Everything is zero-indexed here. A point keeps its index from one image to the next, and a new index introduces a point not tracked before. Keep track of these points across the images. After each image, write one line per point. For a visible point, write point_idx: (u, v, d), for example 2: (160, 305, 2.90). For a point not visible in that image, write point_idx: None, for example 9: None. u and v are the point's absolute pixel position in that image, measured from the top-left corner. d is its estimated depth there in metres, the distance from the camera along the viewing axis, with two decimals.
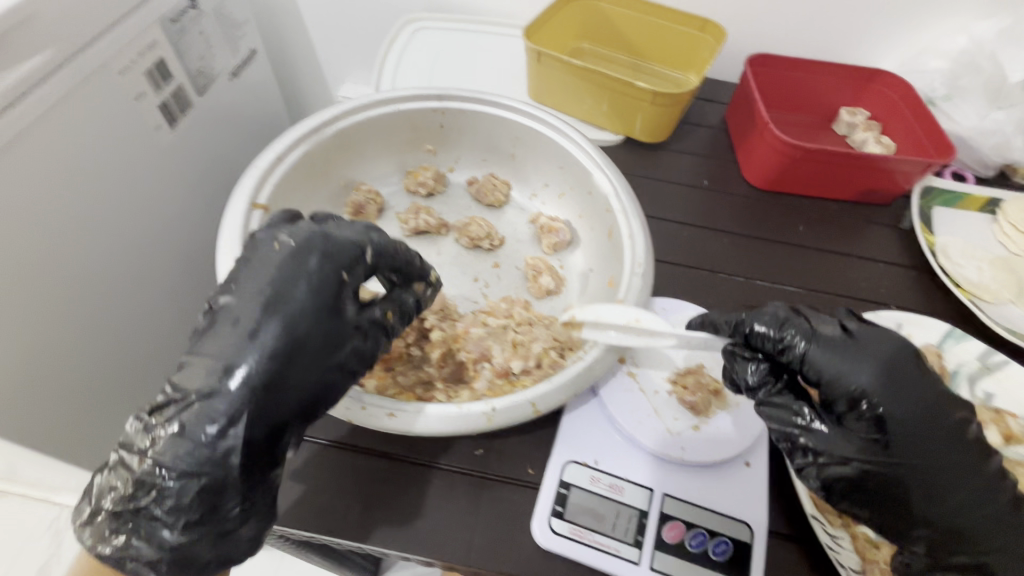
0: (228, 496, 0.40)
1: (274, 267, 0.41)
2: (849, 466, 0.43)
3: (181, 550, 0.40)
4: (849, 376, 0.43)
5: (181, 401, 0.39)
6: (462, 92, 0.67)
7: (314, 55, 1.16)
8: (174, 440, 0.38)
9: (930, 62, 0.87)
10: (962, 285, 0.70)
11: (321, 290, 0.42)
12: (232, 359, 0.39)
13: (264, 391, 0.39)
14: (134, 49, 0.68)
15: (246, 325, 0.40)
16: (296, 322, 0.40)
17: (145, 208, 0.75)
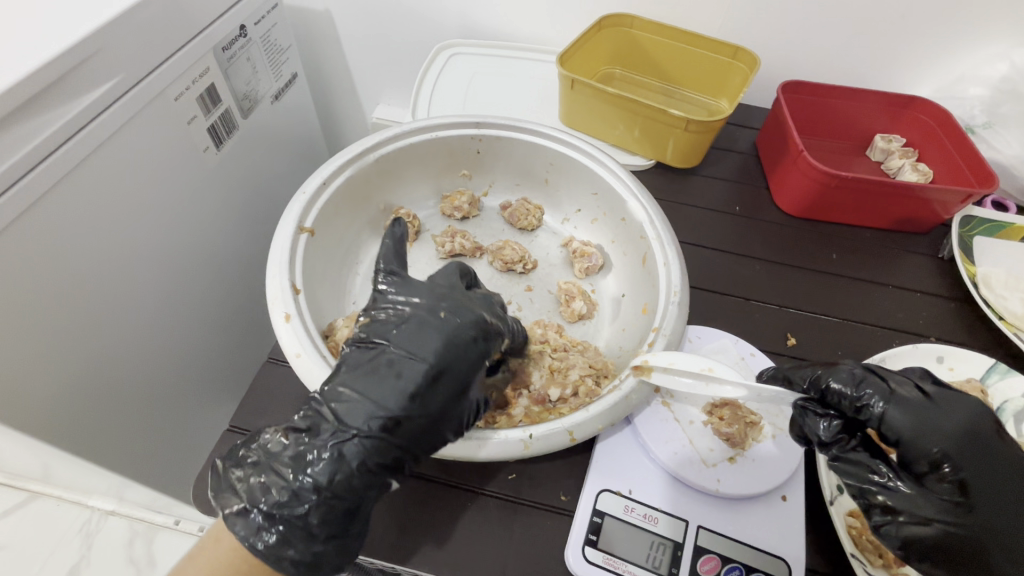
0: (362, 515, 0.43)
1: (440, 339, 0.45)
2: (933, 527, 0.43)
3: (316, 557, 0.42)
4: (930, 437, 0.44)
5: (342, 433, 0.42)
6: (499, 120, 0.68)
7: (350, 78, 1.20)
8: (341, 458, 0.41)
9: (969, 88, 0.86)
10: (1005, 317, 0.68)
11: (471, 367, 0.47)
12: (395, 407, 0.43)
13: (409, 442, 0.43)
14: (189, 77, 0.72)
15: (410, 379, 0.44)
16: (448, 390, 0.45)
17: (193, 226, 0.78)
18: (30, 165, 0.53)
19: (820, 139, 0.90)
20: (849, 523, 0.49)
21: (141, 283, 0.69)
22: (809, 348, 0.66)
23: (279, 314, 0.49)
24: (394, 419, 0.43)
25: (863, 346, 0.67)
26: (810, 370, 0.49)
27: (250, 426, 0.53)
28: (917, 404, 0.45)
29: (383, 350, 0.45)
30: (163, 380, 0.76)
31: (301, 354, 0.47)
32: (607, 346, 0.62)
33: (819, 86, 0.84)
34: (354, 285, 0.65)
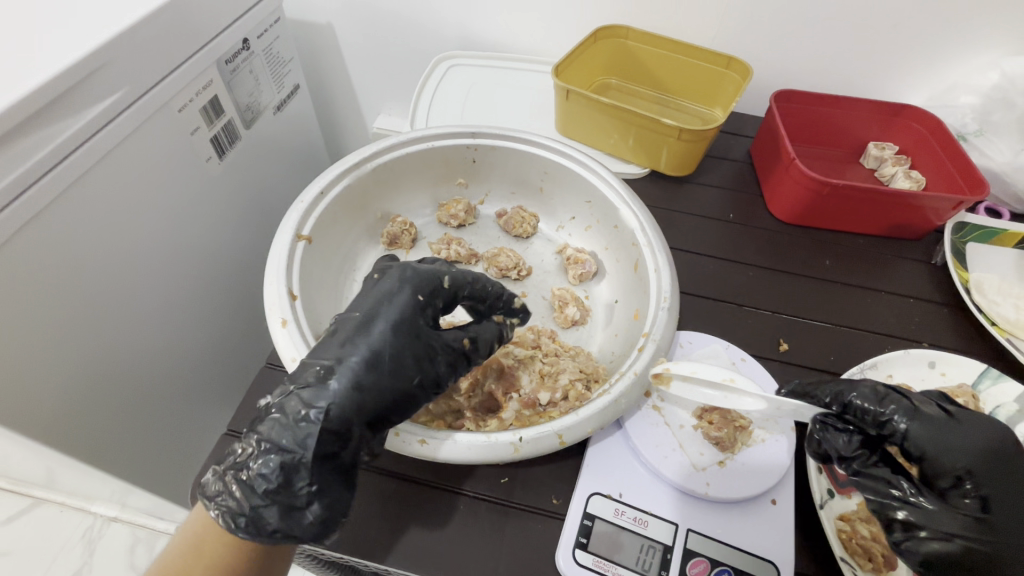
0: (304, 472, 0.42)
1: (376, 296, 0.48)
2: (954, 542, 0.43)
3: (257, 512, 0.41)
4: (954, 454, 0.45)
5: (286, 390, 0.43)
6: (494, 129, 0.70)
7: (352, 89, 1.23)
8: (278, 412, 0.42)
9: (960, 97, 0.87)
10: (998, 323, 0.68)
11: (410, 316, 0.47)
12: (333, 361, 0.44)
13: (348, 392, 0.43)
14: (193, 89, 0.74)
15: (348, 335, 0.45)
16: (387, 340, 0.45)
17: (195, 233, 0.80)
18: (38, 175, 0.54)
19: (813, 147, 0.91)
20: (839, 527, 0.50)
21: (144, 290, 0.70)
22: (801, 352, 0.66)
23: (276, 319, 0.50)
24: (331, 370, 0.43)
25: (855, 351, 0.67)
26: (832, 386, 0.51)
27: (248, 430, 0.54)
28: (940, 421, 0.46)
29: (335, 318, 0.48)
30: (165, 384, 0.77)
31: (295, 358, 0.48)
32: (599, 351, 0.63)
33: (811, 95, 0.85)
34: (351, 291, 0.66)
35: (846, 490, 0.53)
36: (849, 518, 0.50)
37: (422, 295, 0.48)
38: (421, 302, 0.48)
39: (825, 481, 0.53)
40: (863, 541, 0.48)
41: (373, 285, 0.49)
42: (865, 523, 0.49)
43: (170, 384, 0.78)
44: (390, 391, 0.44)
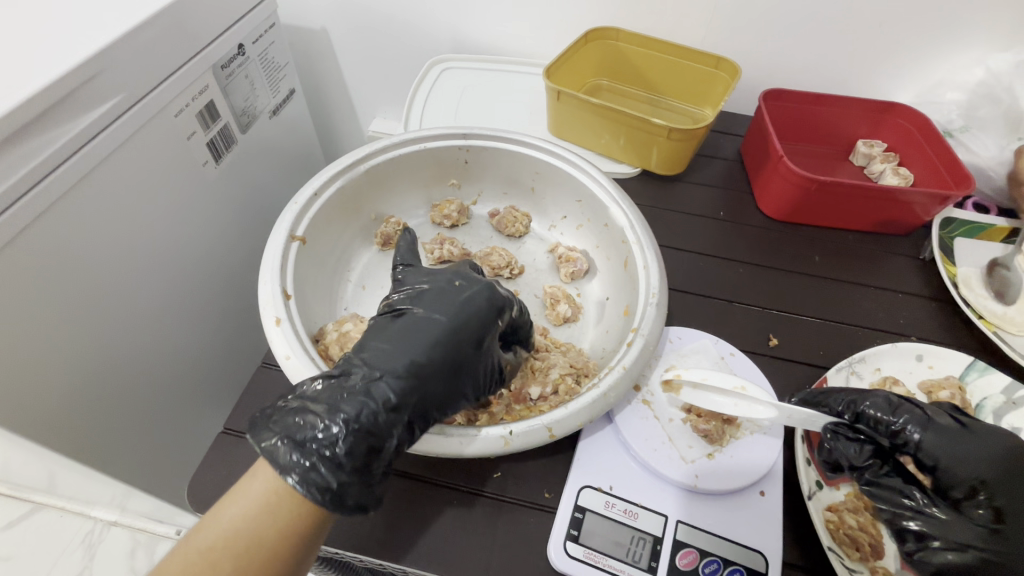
0: (386, 455, 0.44)
1: (456, 297, 0.51)
2: (969, 554, 0.43)
3: (336, 489, 0.41)
4: (967, 463, 0.47)
5: (372, 379, 0.45)
6: (485, 130, 0.71)
7: (346, 93, 1.24)
8: (371, 395, 0.44)
9: (947, 93, 0.88)
10: (985, 317, 0.69)
11: (483, 318, 0.51)
12: (418, 357, 0.47)
13: (424, 386, 0.46)
14: (189, 94, 0.75)
15: (429, 331, 0.48)
16: (463, 341, 0.49)
17: (192, 236, 0.80)
18: (36, 180, 0.55)
19: (802, 145, 0.92)
20: (827, 518, 0.50)
21: (140, 294, 0.71)
22: (791, 347, 0.67)
23: (270, 318, 0.51)
24: (415, 364, 0.46)
25: (844, 346, 0.68)
26: (846, 396, 0.53)
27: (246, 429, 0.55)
28: (953, 431, 0.48)
29: (402, 312, 0.50)
30: (160, 386, 0.78)
31: (290, 356, 0.49)
32: (591, 347, 0.63)
33: (799, 94, 0.86)
34: (346, 291, 0.67)
35: (835, 481, 0.53)
36: (837, 509, 0.51)
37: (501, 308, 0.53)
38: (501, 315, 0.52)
39: (815, 473, 0.53)
40: (850, 531, 0.49)
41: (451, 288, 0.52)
42: (852, 513, 0.50)
43: (165, 387, 0.79)
44: (455, 388, 0.48)
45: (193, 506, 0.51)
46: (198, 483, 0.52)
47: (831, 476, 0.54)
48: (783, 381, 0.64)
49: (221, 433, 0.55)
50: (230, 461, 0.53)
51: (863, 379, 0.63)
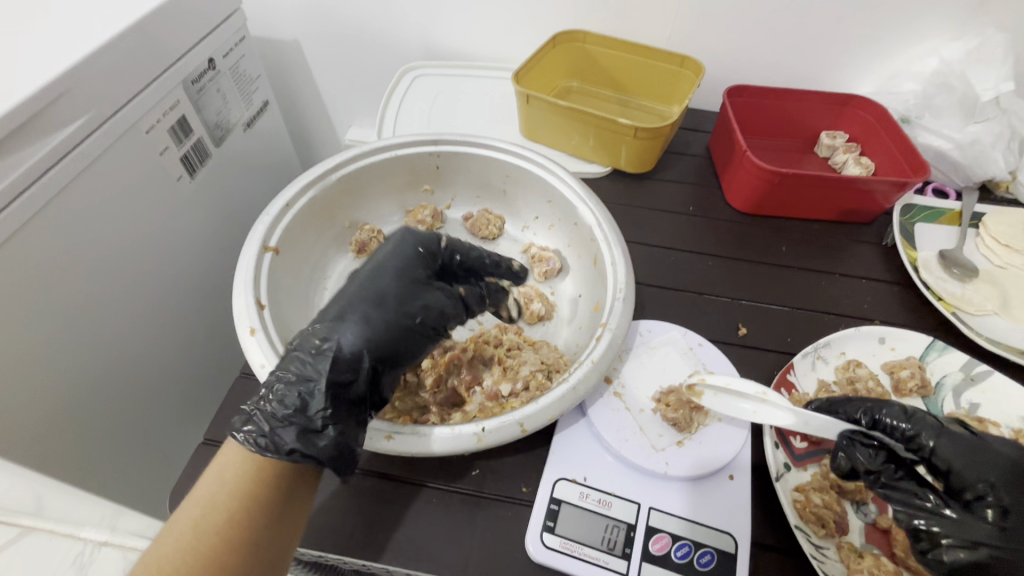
0: (322, 395, 0.46)
1: (382, 252, 0.57)
2: (979, 551, 0.44)
3: (274, 434, 0.44)
4: (980, 468, 0.48)
5: (307, 336, 0.50)
6: (454, 136, 0.72)
7: (321, 103, 1.25)
8: (301, 346, 0.49)
9: (903, 84, 0.91)
10: (945, 298, 0.71)
11: (405, 262, 0.56)
12: (348, 307, 0.52)
13: (357, 325, 0.50)
14: (159, 110, 0.75)
15: (360, 285, 0.54)
16: (390, 285, 0.54)
17: (169, 250, 0.81)
18: (6, 201, 0.55)
19: (768, 139, 0.94)
20: (794, 498, 0.52)
21: (114, 312, 0.71)
22: (759, 335, 0.69)
23: (245, 329, 0.52)
24: (346, 312, 0.51)
25: (811, 332, 0.70)
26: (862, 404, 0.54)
27: (226, 438, 0.56)
28: (967, 437, 0.50)
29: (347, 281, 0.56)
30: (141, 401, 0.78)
31: (264, 365, 0.50)
32: (565, 344, 0.65)
33: (762, 90, 0.89)
34: (322, 299, 0.68)
35: (801, 462, 0.55)
36: (804, 489, 0.53)
37: (421, 245, 0.58)
38: (419, 251, 0.57)
39: (783, 455, 0.55)
40: (817, 510, 0.51)
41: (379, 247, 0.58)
42: (818, 492, 0.52)
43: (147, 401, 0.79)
44: (390, 326, 0.51)
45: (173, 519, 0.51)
46: (179, 495, 0.52)
47: (799, 458, 0.56)
48: (753, 369, 0.66)
49: (201, 444, 0.56)
50: None
51: (829, 364, 0.65)
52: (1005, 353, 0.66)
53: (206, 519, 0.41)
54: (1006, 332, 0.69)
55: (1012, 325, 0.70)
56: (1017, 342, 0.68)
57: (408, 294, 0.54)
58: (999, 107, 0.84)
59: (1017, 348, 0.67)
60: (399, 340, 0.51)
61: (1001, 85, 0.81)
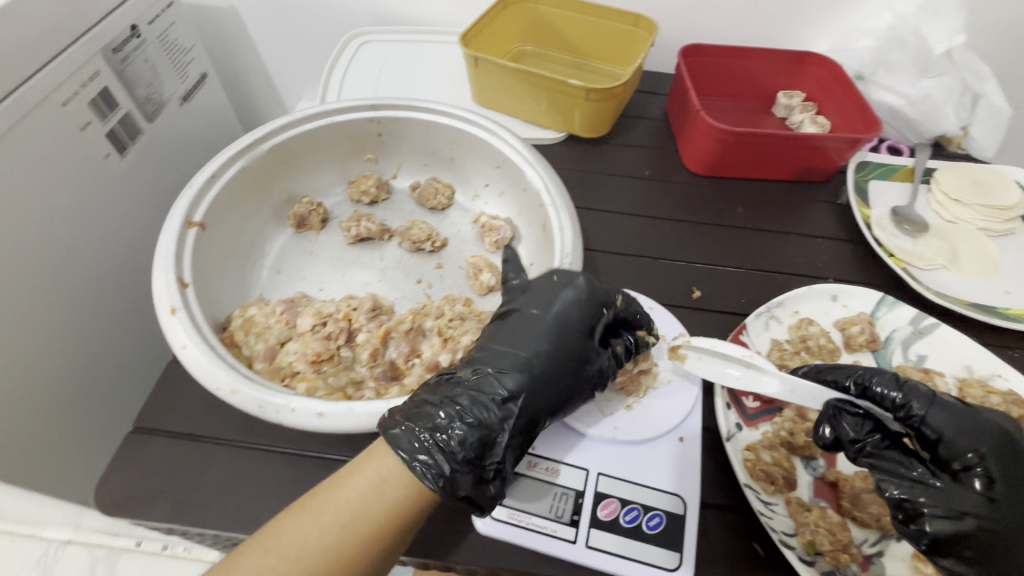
0: (495, 451, 0.45)
1: (552, 292, 0.54)
2: (965, 522, 0.43)
3: (450, 477, 0.42)
4: (969, 438, 0.46)
5: (486, 375, 0.48)
6: (394, 101, 0.69)
7: (267, 74, 1.18)
8: (480, 388, 0.47)
9: (858, 40, 0.89)
10: (896, 254, 0.72)
11: (597, 311, 0.54)
12: (528, 354, 0.50)
13: (533, 379, 0.48)
14: (75, 81, 0.68)
15: (539, 329, 0.52)
16: (569, 335, 0.52)
17: (103, 239, 0.74)
18: None
19: (724, 99, 0.93)
20: (745, 457, 0.51)
21: (42, 307, 0.65)
22: (713, 298, 0.69)
23: (165, 308, 0.50)
24: (517, 358, 0.50)
25: (766, 293, 0.70)
26: (855, 372, 0.53)
27: (156, 425, 0.53)
28: (958, 406, 0.48)
29: (511, 316, 0.53)
30: (86, 397, 0.73)
31: (187, 345, 0.48)
32: None
33: (718, 49, 0.86)
34: (260, 277, 0.65)
35: (754, 422, 0.55)
36: (755, 448, 0.52)
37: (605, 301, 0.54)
38: (605, 307, 0.54)
39: (734, 416, 0.55)
40: (766, 467, 0.50)
41: (545, 281, 0.55)
42: (768, 450, 0.51)
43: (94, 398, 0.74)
44: (567, 382, 0.50)
45: (100, 511, 0.48)
46: (105, 488, 0.49)
47: (752, 418, 0.55)
48: (706, 332, 0.65)
49: (130, 433, 0.53)
50: (140, 463, 0.50)
51: (782, 323, 0.65)
52: (951, 305, 0.67)
53: (357, 523, 0.40)
54: (955, 285, 0.70)
55: (960, 279, 0.71)
56: (963, 295, 0.69)
57: (580, 347, 0.52)
58: (952, 61, 0.83)
59: (963, 300, 0.68)
60: (574, 394, 0.50)
61: (954, 38, 0.81)
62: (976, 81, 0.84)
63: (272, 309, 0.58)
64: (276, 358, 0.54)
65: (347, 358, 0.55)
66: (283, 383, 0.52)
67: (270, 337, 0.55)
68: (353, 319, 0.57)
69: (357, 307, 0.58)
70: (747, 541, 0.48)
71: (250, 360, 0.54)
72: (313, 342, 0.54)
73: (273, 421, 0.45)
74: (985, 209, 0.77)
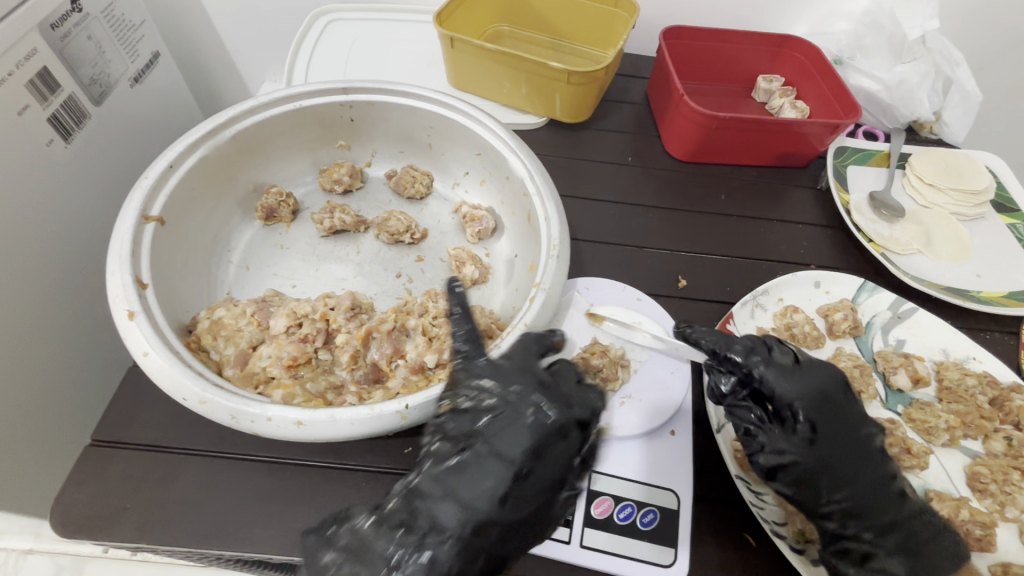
0: None
1: (525, 440, 0.42)
2: (786, 456, 0.46)
3: None
4: (796, 390, 0.48)
5: (436, 534, 0.40)
6: (367, 83, 0.65)
7: (226, 52, 1.10)
8: (425, 561, 0.39)
9: (836, 24, 0.90)
10: (874, 239, 0.72)
11: (570, 450, 0.43)
12: (483, 509, 0.40)
13: (491, 542, 0.40)
14: (9, 60, 0.60)
15: (502, 482, 0.41)
16: (540, 487, 0.42)
17: (51, 236, 0.68)
18: None
19: (704, 84, 0.91)
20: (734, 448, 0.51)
21: None
22: (698, 286, 0.68)
23: (121, 312, 0.46)
24: (471, 517, 0.40)
25: (750, 281, 0.70)
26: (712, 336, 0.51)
27: (119, 437, 0.49)
28: (792, 367, 0.49)
29: (470, 448, 0.42)
30: (45, 406, 0.68)
31: (148, 352, 0.45)
32: (501, 307, 0.62)
33: (698, 31, 0.85)
34: (227, 274, 0.62)
35: None
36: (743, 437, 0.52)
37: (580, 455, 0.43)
38: (579, 463, 0.43)
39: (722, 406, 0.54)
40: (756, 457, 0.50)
41: (515, 415, 0.43)
42: None
43: (51, 407, 0.69)
44: (526, 539, 0.42)
45: (58, 532, 0.45)
46: (61, 507, 0.45)
47: None
48: (692, 321, 0.65)
49: (90, 446, 0.49)
50: (104, 477, 0.47)
51: (768, 311, 0.64)
52: (928, 289, 0.68)
53: None
54: (931, 269, 0.71)
55: (935, 262, 0.72)
56: (939, 280, 0.70)
57: (545, 499, 0.42)
58: (925, 46, 0.84)
59: (940, 284, 0.69)
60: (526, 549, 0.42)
61: (928, 23, 0.82)
62: (947, 66, 0.85)
63: (242, 310, 0.54)
64: (249, 363, 0.51)
65: (326, 361, 0.53)
66: (256, 389, 0.50)
67: (241, 341, 0.52)
68: (332, 319, 0.54)
69: (335, 307, 0.54)
70: (739, 533, 0.48)
71: (220, 365, 0.51)
72: (288, 345, 0.51)
73: (250, 431, 0.43)
74: (958, 192, 0.78)
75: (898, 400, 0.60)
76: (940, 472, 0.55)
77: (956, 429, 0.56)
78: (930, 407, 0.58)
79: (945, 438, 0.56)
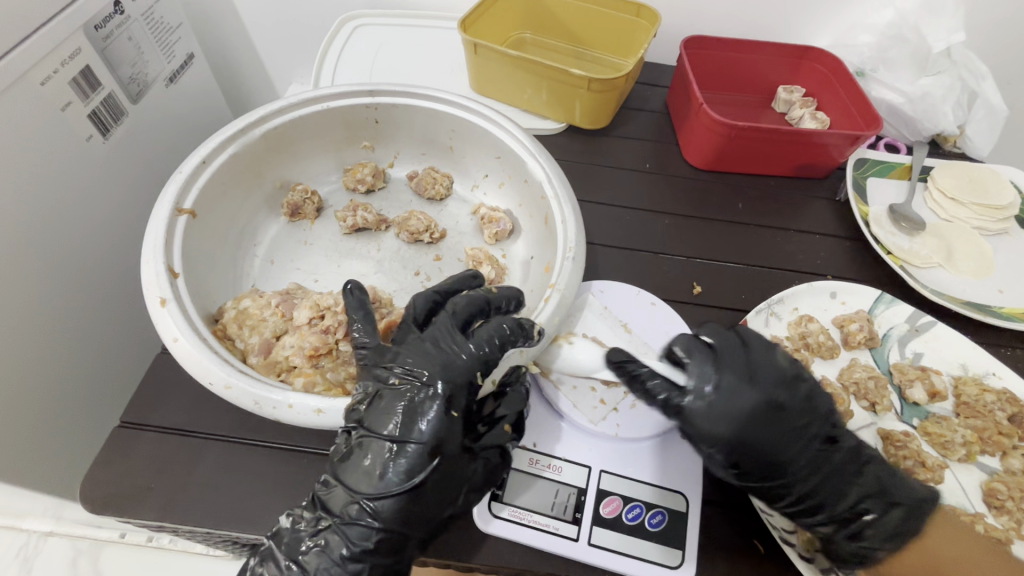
0: None
1: (391, 407, 0.45)
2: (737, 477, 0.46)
3: None
4: (715, 423, 0.45)
5: (326, 521, 0.43)
6: (392, 86, 0.67)
7: (257, 55, 1.14)
8: (320, 548, 0.42)
9: (860, 36, 0.89)
10: (893, 252, 0.72)
11: (447, 407, 0.45)
12: (365, 488, 0.43)
13: (387, 520, 0.43)
14: (55, 58, 0.64)
15: (380, 458, 0.43)
16: (417, 456, 0.43)
17: (88, 228, 0.71)
18: None
19: (725, 93, 0.92)
20: None
21: (15, 298, 0.61)
22: (713, 294, 0.68)
23: (154, 300, 0.49)
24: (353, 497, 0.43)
25: (765, 290, 0.70)
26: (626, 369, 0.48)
27: (145, 420, 0.51)
28: (703, 397, 0.46)
29: (352, 432, 0.45)
30: (75, 391, 0.71)
31: (178, 338, 0.47)
32: None
33: (719, 41, 0.85)
34: (253, 267, 0.64)
35: None
36: None
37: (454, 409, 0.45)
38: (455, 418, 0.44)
39: None
40: None
41: (387, 391, 0.46)
42: None
43: (80, 392, 0.71)
44: (428, 511, 0.43)
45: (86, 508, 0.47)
46: (90, 483, 0.47)
47: None
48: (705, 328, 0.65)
49: (118, 428, 0.51)
50: (129, 456, 0.49)
51: (782, 320, 0.64)
52: (948, 303, 0.67)
53: None
54: (951, 283, 0.70)
55: (956, 276, 0.71)
56: (960, 294, 0.69)
57: (428, 464, 0.43)
58: (950, 59, 0.84)
59: (960, 299, 0.68)
60: (427, 525, 0.44)
61: (953, 37, 0.81)
62: (973, 79, 0.84)
63: (267, 301, 0.56)
64: (272, 352, 0.53)
65: (345, 353, 0.54)
66: (279, 377, 0.52)
67: (265, 330, 0.54)
68: None
69: None
70: (747, 537, 0.48)
71: (245, 353, 0.53)
72: (310, 336, 0.53)
73: (272, 417, 0.45)
74: (981, 207, 0.77)
75: (914, 414, 0.59)
76: (955, 488, 0.55)
77: (973, 445, 0.55)
78: (946, 422, 0.57)
79: (962, 453, 0.55)
